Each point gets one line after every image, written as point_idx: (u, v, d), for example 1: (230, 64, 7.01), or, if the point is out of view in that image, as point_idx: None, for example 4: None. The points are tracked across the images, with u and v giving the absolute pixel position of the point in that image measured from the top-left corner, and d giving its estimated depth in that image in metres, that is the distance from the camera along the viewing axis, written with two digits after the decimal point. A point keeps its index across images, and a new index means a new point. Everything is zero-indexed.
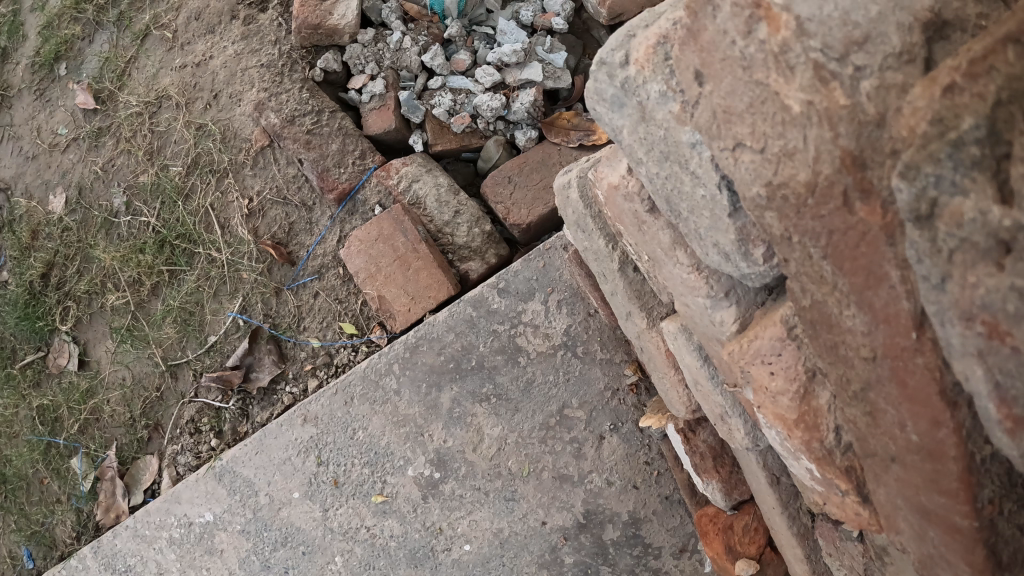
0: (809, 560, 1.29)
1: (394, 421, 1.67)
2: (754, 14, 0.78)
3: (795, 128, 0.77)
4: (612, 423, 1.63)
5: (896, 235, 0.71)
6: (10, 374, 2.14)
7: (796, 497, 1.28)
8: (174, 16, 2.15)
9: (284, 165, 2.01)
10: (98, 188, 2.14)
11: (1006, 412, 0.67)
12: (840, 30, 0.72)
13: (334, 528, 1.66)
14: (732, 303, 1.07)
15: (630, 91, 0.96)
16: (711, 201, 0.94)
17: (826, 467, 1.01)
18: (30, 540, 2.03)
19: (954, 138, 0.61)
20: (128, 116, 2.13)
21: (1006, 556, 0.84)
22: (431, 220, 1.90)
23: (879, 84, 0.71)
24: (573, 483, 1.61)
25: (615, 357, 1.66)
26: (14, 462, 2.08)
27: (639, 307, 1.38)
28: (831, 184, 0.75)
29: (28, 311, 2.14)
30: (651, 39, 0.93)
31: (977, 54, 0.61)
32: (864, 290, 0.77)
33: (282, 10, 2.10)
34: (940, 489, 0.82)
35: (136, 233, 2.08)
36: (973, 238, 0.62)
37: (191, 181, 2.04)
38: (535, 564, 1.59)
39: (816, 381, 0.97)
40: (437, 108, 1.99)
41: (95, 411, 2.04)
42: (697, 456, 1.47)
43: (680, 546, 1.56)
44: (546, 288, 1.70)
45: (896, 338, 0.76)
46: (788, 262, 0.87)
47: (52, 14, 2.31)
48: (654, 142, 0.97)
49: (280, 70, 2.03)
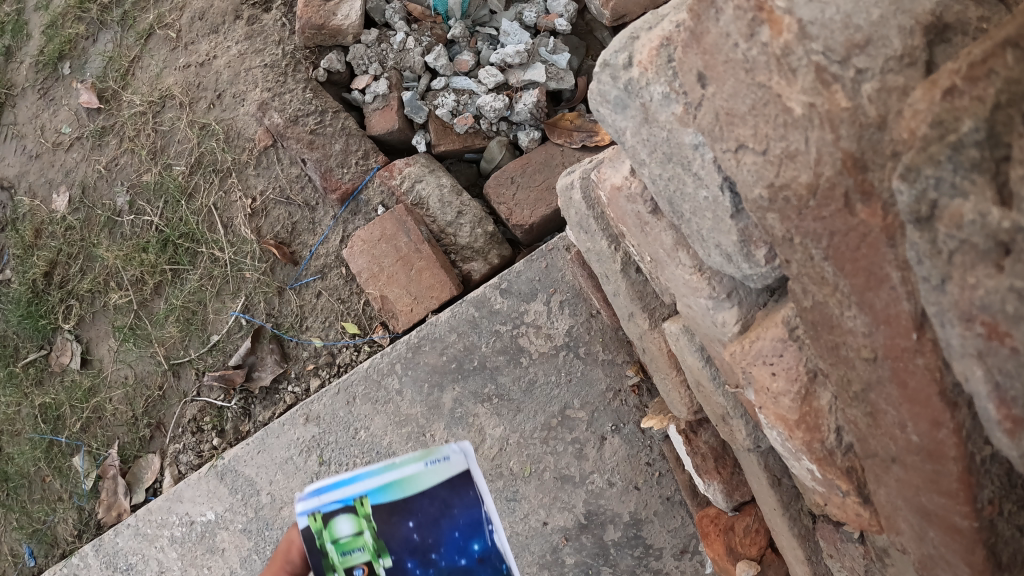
0: (810, 562, 1.29)
1: (396, 421, 1.68)
2: (757, 17, 0.78)
3: (797, 131, 0.77)
4: (614, 423, 1.64)
5: (896, 237, 0.72)
6: (12, 373, 2.15)
7: (797, 499, 1.28)
8: (178, 15, 2.17)
9: (288, 164, 2.02)
10: (102, 187, 2.15)
11: (1006, 412, 0.68)
12: (842, 33, 0.73)
13: None
14: (734, 304, 1.08)
15: (634, 92, 0.96)
16: (714, 202, 0.94)
17: (827, 468, 1.01)
18: (31, 538, 2.03)
19: (954, 140, 0.61)
20: (132, 115, 2.15)
21: (1005, 557, 0.85)
22: (435, 220, 1.90)
23: (880, 87, 0.72)
24: (575, 484, 1.61)
25: (617, 358, 1.67)
26: (16, 460, 2.08)
27: (641, 309, 1.38)
28: (833, 186, 0.75)
29: (30, 309, 2.14)
30: (654, 41, 0.94)
31: (977, 58, 0.61)
32: (864, 291, 0.77)
33: (285, 11, 2.11)
34: (940, 489, 0.82)
35: (139, 233, 2.09)
36: (973, 240, 0.62)
37: (195, 180, 2.06)
38: (536, 564, 1.59)
39: (817, 382, 0.97)
40: (440, 107, 1.98)
41: (97, 410, 2.05)
42: (699, 456, 1.47)
43: (682, 548, 1.57)
44: (548, 288, 1.71)
45: (896, 339, 0.77)
46: (790, 263, 0.87)
47: (57, 13, 2.32)
48: (657, 143, 0.98)
49: (284, 70, 2.04)
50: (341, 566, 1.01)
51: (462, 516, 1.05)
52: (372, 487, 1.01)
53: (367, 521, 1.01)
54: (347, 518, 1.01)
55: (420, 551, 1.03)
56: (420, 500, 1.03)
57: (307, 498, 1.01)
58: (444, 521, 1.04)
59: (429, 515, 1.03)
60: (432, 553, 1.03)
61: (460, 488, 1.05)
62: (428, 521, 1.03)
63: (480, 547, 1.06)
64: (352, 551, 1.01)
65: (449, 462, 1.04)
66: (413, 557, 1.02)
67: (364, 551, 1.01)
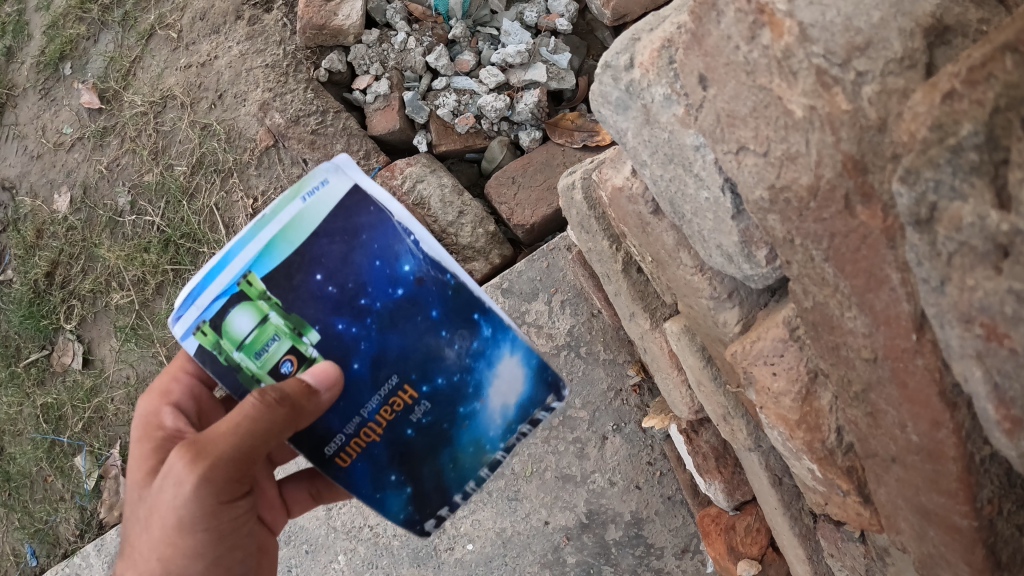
0: (811, 561, 1.30)
1: None
2: (758, 19, 0.78)
3: (798, 133, 0.78)
4: (615, 422, 1.64)
5: (896, 239, 0.72)
6: (14, 373, 2.15)
7: (798, 498, 1.29)
8: (179, 15, 2.18)
9: (289, 165, 2.01)
10: (103, 187, 2.16)
11: (1004, 413, 0.68)
12: (842, 35, 0.74)
13: (337, 527, 1.67)
14: (736, 304, 1.08)
15: (635, 94, 0.97)
16: (715, 203, 0.94)
17: (827, 467, 1.01)
18: (34, 537, 2.04)
19: (953, 143, 0.61)
20: (133, 115, 2.15)
21: (1004, 556, 0.85)
22: (436, 220, 1.91)
23: (880, 90, 0.73)
24: (576, 483, 1.62)
25: (618, 357, 1.68)
26: (18, 460, 2.09)
27: (642, 309, 1.39)
28: (833, 187, 0.76)
29: (32, 310, 2.15)
30: (655, 43, 0.94)
31: (977, 61, 0.61)
32: (865, 292, 0.78)
33: (287, 11, 2.11)
34: (940, 489, 0.83)
35: (141, 233, 2.10)
36: (971, 242, 0.63)
37: (196, 181, 2.06)
38: (537, 564, 1.59)
39: (818, 382, 0.98)
40: (442, 108, 1.99)
41: (99, 409, 2.06)
42: (700, 455, 1.48)
43: (683, 547, 1.57)
44: (549, 288, 1.72)
45: (896, 340, 0.77)
46: (791, 264, 0.87)
47: (57, 13, 2.33)
48: (658, 144, 0.98)
49: (286, 70, 2.05)
50: (266, 368, 1.09)
51: (374, 237, 1.12)
52: (251, 258, 1.07)
53: (266, 304, 1.08)
54: (244, 308, 1.07)
55: (355, 310, 1.12)
56: (319, 242, 1.10)
57: (185, 312, 1.07)
58: (360, 261, 1.12)
59: (338, 257, 1.11)
60: (367, 313, 1.13)
61: (353, 211, 1.11)
62: (335, 237, 1.11)
63: (411, 268, 1.14)
64: (266, 344, 1.09)
65: (327, 186, 1.10)
66: (342, 316, 1.12)
67: (281, 336, 1.09)
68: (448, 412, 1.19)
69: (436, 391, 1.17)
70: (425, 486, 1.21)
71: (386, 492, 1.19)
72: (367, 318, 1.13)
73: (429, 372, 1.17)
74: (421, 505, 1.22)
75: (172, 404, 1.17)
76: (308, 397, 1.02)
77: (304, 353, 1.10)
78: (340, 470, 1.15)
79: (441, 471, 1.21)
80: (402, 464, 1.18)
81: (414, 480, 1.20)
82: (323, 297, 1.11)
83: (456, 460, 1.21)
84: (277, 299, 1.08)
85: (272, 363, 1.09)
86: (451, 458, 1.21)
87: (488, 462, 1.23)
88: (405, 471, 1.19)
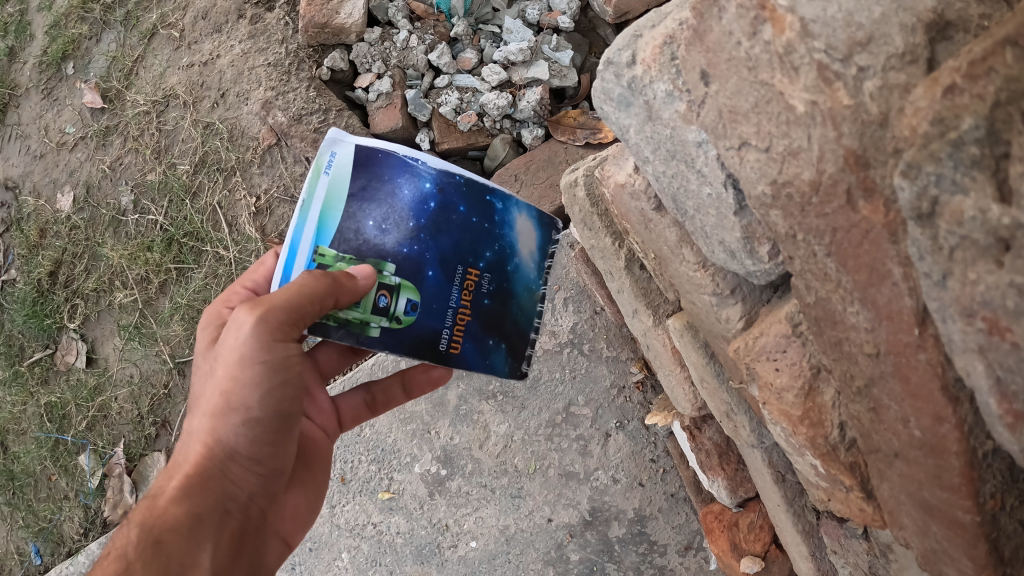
0: (814, 557, 1.30)
1: (402, 418, 1.70)
2: (759, 15, 0.79)
3: (799, 128, 0.78)
4: (618, 420, 1.65)
5: (898, 233, 0.72)
6: (17, 372, 2.16)
7: (802, 495, 1.28)
8: (181, 15, 2.19)
9: (292, 163, 2.02)
10: (106, 187, 2.17)
11: (1007, 407, 0.68)
12: (844, 31, 0.73)
13: (341, 525, 1.67)
14: (738, 301, 1.08)
15: (638, 90, 0.97)
16: (717, 200, 0.95)
17: (830, 463, 1.02)
18: (38, 536, 2.04)
19: (954, 138, 0.62)
20: (135, 115, 2.16)
21: (1007, 551, 0.86)
22: None
23: (882, 85, 0.72)
24: (579, 480, 1.62)
25: (621, 355, 1.69)
26: (22, 459, 2.09)
27: (645, 306, 1.38)
28: (835, 182, 0.76)
29: (35, 309, 2.16)
30: (658, 39, 0.94)
31: (978, 55, 0.62)
32: (867, 287, 0.78)
33: (289, 10, 2.12)
34: (942, 484, 0.83)
35: (144, 232, 2.11)
36: (973, 236, 0.63)
37: (199, 180, 2.07)
38: (541, 561, 1.59)
39: (821, 378, 0.98)
40: (443, 106, 1.99)
41: (103, 408, 2.07)
42: (703, 453, 1.49)
43: (686, 544, 1.57)
44: (552, 286, 1.75)
45: (898, 335, 0.77)
46: (793, 259, 0.88)
47: (59, 13, 2.33)
48: (660, 140, 0.98)
49: (288, 69, 2.06)
50: (369, 311, 1.06)
51: (396, 179, 1.09)
52: (316, 233, 1.06)
53: (341, 263, 1.06)
54: None
55: (410, 235, 1.10)
56: (357, 199, 1.07)
57: None
58: (393, 197, 1.09)
59: (378, 204, 1.08)
60: (420, 232, 1.10)
61: (370, 162, 1.08)
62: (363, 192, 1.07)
63: (432, 183, 1.12)
64: None
65: (337, 157, 1.06)
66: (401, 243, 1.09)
67: None
68: (502, 273, 1.18)
69: (491, 266, 1.17)
70: (515, 338, 1.21)
71: (490, 355, 1.18)
72: (420, 233, 1.10)
73: (478, 249, 1.15)
74: (517, 354, 1.22)
75: (229, 308, 1.14)
76: (346, 277, 1.02)
77: (391, 284, 1.08)
78: (455, 358, 1.14)
79: (520, 325, 1.21)
80: (491, 328, 1.17)
81: (505, 338, 1.19)
82: (385, 239, 1.08)
83: (524, 310, 1.21)
84: (350, 254, 1.07)
85: (370, 306, 1.06)
86: (519, 307, 1.20)
87: (540, 298, 1.24)
88: (496, 333, 1.18)
